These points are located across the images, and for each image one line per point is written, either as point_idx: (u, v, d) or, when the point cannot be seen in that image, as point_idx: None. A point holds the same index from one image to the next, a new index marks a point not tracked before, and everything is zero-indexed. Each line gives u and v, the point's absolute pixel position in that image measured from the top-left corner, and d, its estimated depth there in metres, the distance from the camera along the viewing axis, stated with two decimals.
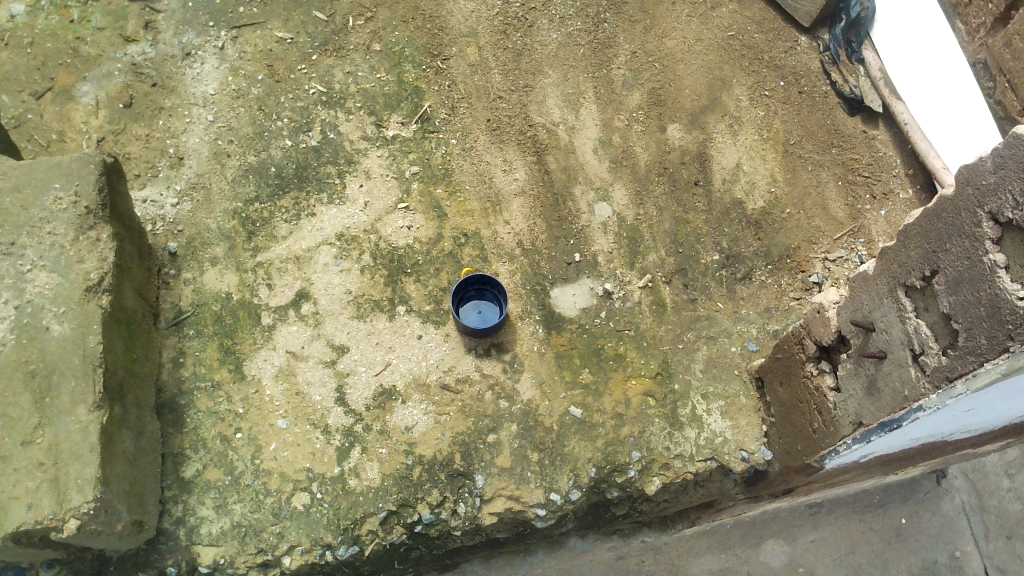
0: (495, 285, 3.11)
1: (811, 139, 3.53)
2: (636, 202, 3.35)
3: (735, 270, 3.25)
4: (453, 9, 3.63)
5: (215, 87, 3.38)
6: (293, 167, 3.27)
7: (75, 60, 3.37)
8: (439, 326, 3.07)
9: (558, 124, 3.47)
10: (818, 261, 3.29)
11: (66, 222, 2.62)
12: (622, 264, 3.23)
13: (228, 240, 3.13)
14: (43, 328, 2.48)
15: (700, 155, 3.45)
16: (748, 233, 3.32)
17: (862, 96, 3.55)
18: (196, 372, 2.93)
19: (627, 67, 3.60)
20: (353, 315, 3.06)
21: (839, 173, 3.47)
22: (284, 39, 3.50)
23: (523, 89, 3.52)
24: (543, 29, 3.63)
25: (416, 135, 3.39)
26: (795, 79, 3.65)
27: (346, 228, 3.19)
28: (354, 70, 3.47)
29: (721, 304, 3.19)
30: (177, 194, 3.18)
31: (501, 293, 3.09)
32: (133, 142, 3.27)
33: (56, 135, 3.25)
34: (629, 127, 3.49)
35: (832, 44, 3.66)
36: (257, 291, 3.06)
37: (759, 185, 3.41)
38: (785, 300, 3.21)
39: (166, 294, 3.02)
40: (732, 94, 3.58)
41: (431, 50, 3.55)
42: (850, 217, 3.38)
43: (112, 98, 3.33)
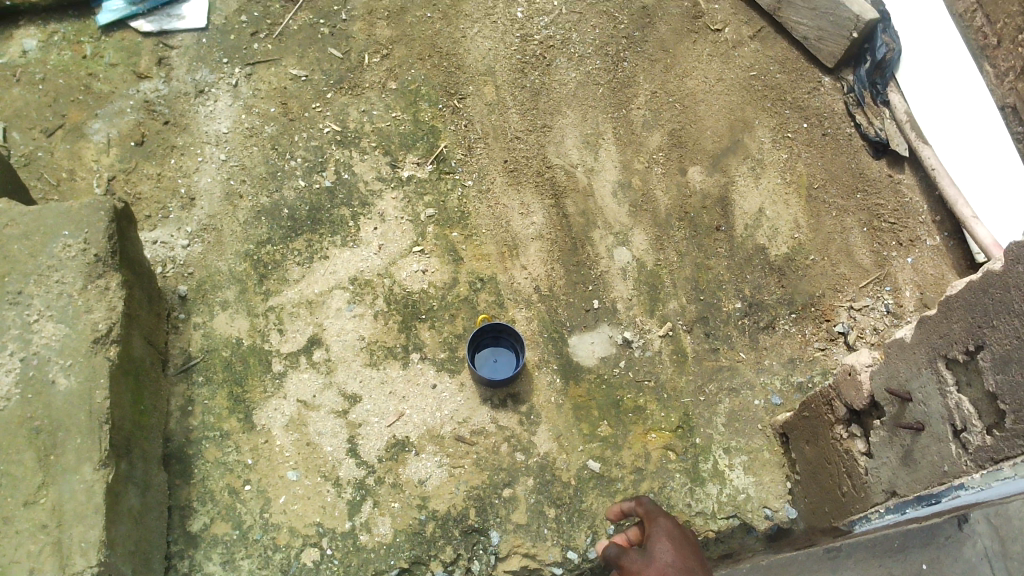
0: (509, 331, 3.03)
1: (836, 183, 3.34)
2: (656, 247, 3.22)
3: (759, 318, 3.12)
4: (470, 47, 3.53)
5: (228, 125, 3.34)
6: (306, 208, 3.23)
7: (87, 96, 3.37)
8: (454, 375, 3.01)
9: (576, 166, 3.33)
10: (843, 310, 3.13)
11: (75, 270, 2.56)
12: (642, 311, 3.13)
13: (239, 283, 3.10)
14: (50, 381, 2.42)
15: (721, 199, 3.30)
16: (771, 280, 3.18)
17: (887, 139, 3.34)
18: (204, 421, 2.90)
19: (647, 107, 3.45)
20: (367, 362, 3.02)
21: (865, 218, 3.28)
22: (298, 77, 3.44)
23: (541, 130, 3.39)
24: (562, 68, 3.50)
25: (431, 176, 3.31)
26: (819, 120, 3.45)
27: (360, 272, 3.14)
28: (369, 109, 3.40)
29: (743, 355, 3.07)
30: (189, 236, 3.16)
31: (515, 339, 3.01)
32: (144, 182, 3.24)
33: (66, 173, 3.24)
34: (649, 169, 3.34)
35: (856, 85, 3.46)
36: (268, 337, 3.03)
37: (783, 230, 3.26)
38: (810, 350, 3.08)
39: (175, 339, 3.00)
40: (754, 135, 3.41)
41: (448, 88, 3.45)
42: (876, 264, 3.21)
43: (124, 135, 3.31)
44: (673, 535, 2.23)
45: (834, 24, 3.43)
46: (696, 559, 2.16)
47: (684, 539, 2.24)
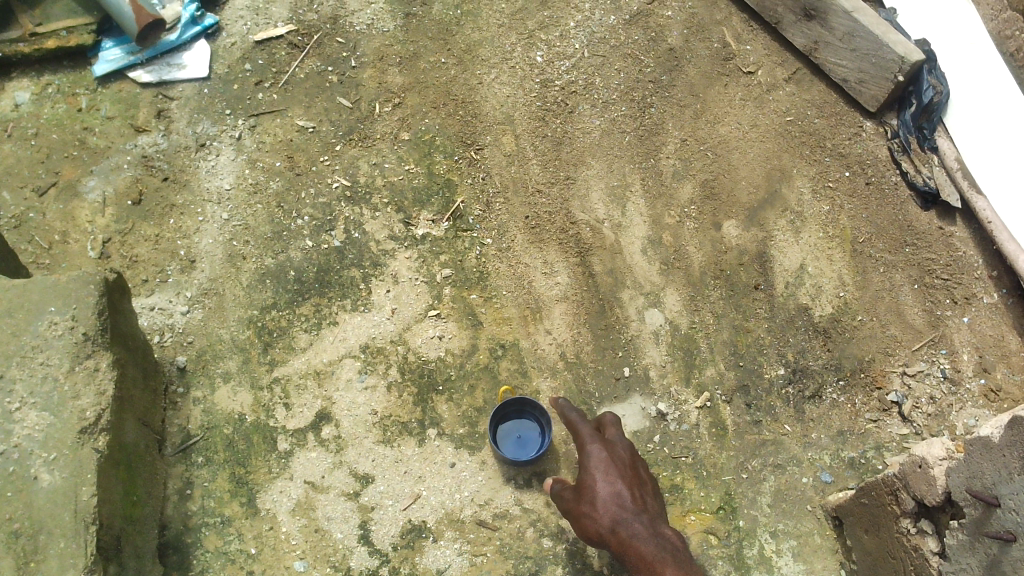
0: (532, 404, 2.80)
1: (882, 236, 3.10)
2: (690, 309, 2.99)
3: (804, 387, 2.88)
4: (487, 94, 3.32)
5: (230, 181, 3.14)
6: (314, 270, 3.02)
7: (82, 152, 3.18)
8: (474, 453, 2.79)
9: (603, 221, 3.11)
10: (895, 376, 2.89)
11: (62, 351, 2.36)
12: (677, 379, 2.89)
13: (242, 353, 2.88)
14: (32, 477, 2.21)
15: (760, 255, 3.07)
16: (816, 343, 2.94)
17: (937, 189, 3.10)
18: (204, 506, 2.67)
19: (677, 156, 3.23)
20: (379, 439, 2.79)
21: (915, 275, 3.04)
22: (305, 128, 3.24)
23: (564, 182, 3.17)
24: (585, 116, 3.28)
25: (447, 233, 3.09)
26: (862, 168, 3.22)
27: (372, 339, 2.92)
28: (381, 162, 3.19)
29: (788, 427, 2.82)
30: (188, 301, 2.95)
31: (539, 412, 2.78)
32: (141, 244, 3.03)
33: (59, 235, 3.03)
34: (681, 224, 3.11)
35: (901, 129, 3.23)
36: (273, 412, 2.81)
37: (827, 289, 3.02)
38: (860, 422, 2.84)
39: (173, 415, 2.78)
40: (793, 186, 3.18)
41: (464, 138, 3.24)
42: (929, 324, 2.96)
43: (121, 193, 3.11)
44: (605, 457, 2.27)
45: (877, 65, 3.21)
46: (634, 489, 2.20)
47: (622, 459, 2.28)
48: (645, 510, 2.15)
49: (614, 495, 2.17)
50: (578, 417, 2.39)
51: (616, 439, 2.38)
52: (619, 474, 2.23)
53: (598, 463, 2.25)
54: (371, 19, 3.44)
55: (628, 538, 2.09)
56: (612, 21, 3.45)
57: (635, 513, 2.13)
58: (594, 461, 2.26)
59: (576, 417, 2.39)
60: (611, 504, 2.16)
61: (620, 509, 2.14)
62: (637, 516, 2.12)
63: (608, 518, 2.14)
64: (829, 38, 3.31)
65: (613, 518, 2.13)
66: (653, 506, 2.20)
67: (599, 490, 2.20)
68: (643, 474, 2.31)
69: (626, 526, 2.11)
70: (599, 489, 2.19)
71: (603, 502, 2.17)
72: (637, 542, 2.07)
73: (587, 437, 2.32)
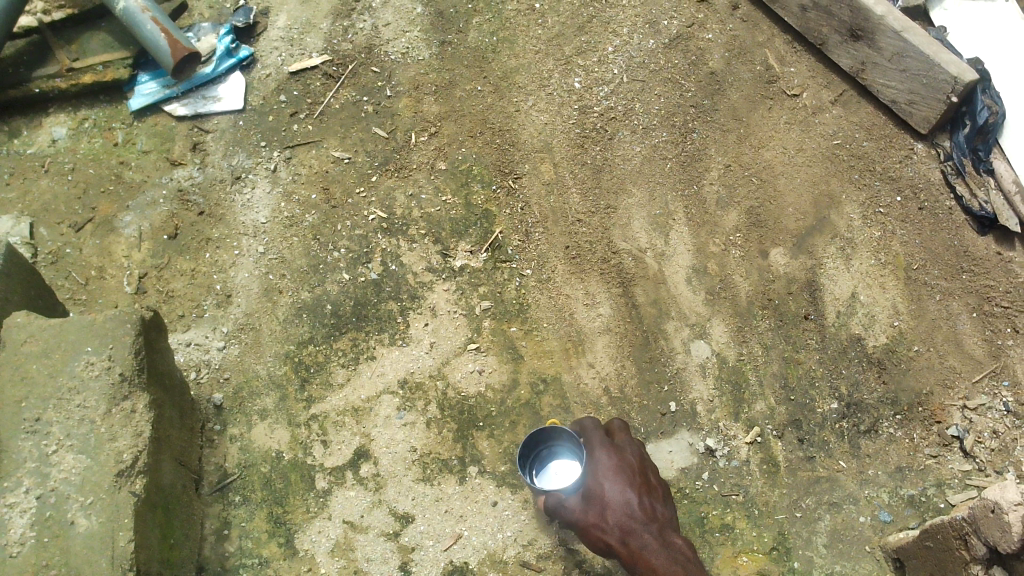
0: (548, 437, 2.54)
1: (937, 262, 2.98)
2: (738, 340, 2.89)
3: (859, 421, 2.76)
4: (525, 121, 3.26)
5: (266, 215, 3.11)
6: (351, 304, 2.96)
7: (118, 186, 3.16)
8: (516, 491, 2.70)
9: (646, 250, 3.03)
10: (955, 410, 2.76)
11: (98, 393, 2.32)
12: (725, 414, 2.79)
13: (279, 389, 2.83)
14: (69, 522, 2.17)
15: (809, 284, 2.97)
16: (870, 375, 2.82)
17: (995, 213, 2.99)
18: (241, 547, 2.61)
19: (721, 182, 3.14)
20: (419, 478, 2.71)
21: (973, 302, 2.92)
22: (341, 159, 3.20)
23: (604, 211, 3.09)
24: (625, 142, 3.21)
25: (486, 265, 3.03)
26: (914, 192, 3.10)
27: (410, 374, 2.86)
28: (417, 192, 3.14)
29: (843, 463, 2.71)
30: (225, 336, 2.90)
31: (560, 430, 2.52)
32: (177, 278, 3.00)
33: (95, 271, 3.01)
34: (726, 252, 3.02)
35: (955, 152, 3.12)
36: (311, 450, 2.75)
37: (880, 318, 2.91)
38: (920, 457, 2.71)
39: (210, 454, 2.73)
40: (842, 211, 3.08)
41: (502, 167, 3.18)
42: (990, 355, 2.83)
43: (157, 228, 3.08)
44: (614, 465, 2.22)
45: (929, 86, 3.10)
46: (642, 494, 2.19)
47: (632, 465, 2.23)
48: (653, 518, 2.15)
49: (625, 504, 2.15)
50: (592, 428, 2.35)
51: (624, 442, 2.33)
52: (630, 483, 2.19)
53: (607, 471, 2.20)
54: (406, 47, 3.41)
55: (638, 550, 2.10)
56: (651, 45, 3.38)
57: (645, 523, 2.13)
58: (602, 469, 2.21)
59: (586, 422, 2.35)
60: (620, 513, 2.14)
61: (630, 520, 2.12)
62: (645, 526, 2.12)
63: (618, 530, 2.12)
64: (877, 59, 3.21)
65: (621, 528, 2.12)
66: (660, 512, 2.19)
67: (610, 500, 2.16)
68: (652, 477, 2.26)
69: (636, 537, 2.11)
70: (609, 499, 2.15)
71: (612, 512, 2.14)
72: (648, 555, 2.09)
73: (596, 443, 2.27)
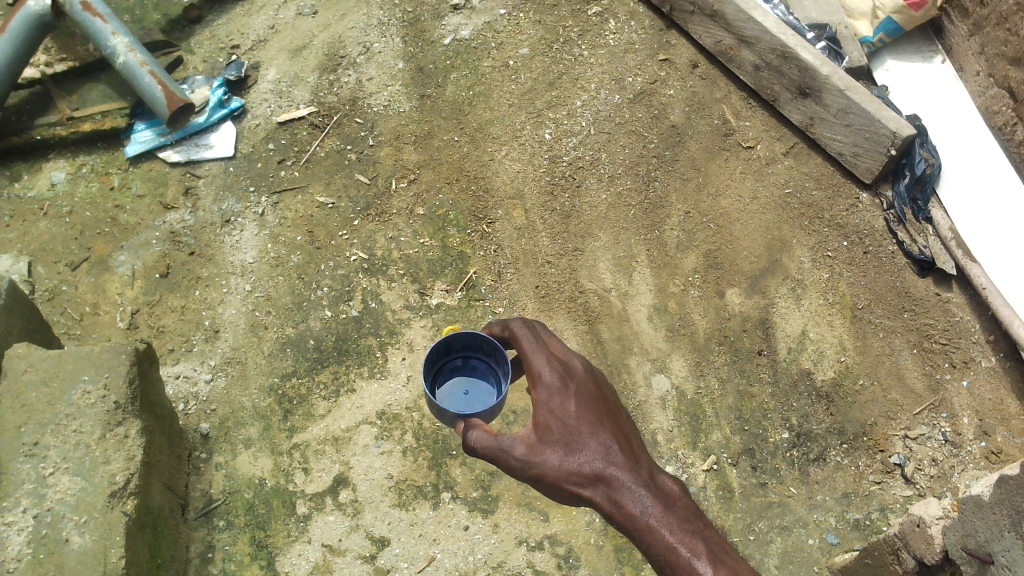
0: (449, 360, 2.01)
1: (881, 302, 3.21)
2: (695, 374, 3.08)
3: (808, 450, 2.96)
4: (498, 169, 3.48)
5: (253, 255, 3.29)
6: (332, 339, 3.14)
7: (113, 228, 3.34)
8: (487, 516, 2.87)
9: (610, 290, 3.23)
10: (897, 439, 2.97)
11: (94, 419, 2.48)
12: (684, 443, 2.96)
13: (263, 420, 2.99)
14: (63, 540, 2.30)
15: (763, 322, 3.18)
16: (818, 407, 3.02)
17: (933, 257, 3.22)
18: (224, 569, 2.74)
19: (681, 228, 3.36)
20: (395, 503, 2.87)
21: (913, 339, 3.14)
22: (325, 204, 3.40)
23: (572, 254, 3.30)
24: (592, 190, 3.44)
25: (460, 303, 3.22)
26: (859, 237, 3.34)
27: (388, 406, 3.03)
28: (397, 235, 3.34)
29: (794, 489, 2.89)
30: (212, 369, 3.07)
31: (469, 346, 2.00)
32: (167, 314, 3.17)
33: (89, 307, 3.17)
34: (685, 292, 3.23)
35: (897, 201, 3.36)
36: (293, 477, 2.90)
37: (828, 354, 3.12)
38: (865, 484, 2.90)
39: (196, 480, 2.87)
40: (793, 255, 3.31)
41: (476, 213, 3.39)
42: (929, 388, 3.05)
43: (149, 267, 3.26)
44: (578, 400, 1.65)
45: (871, 140, 3.35)
46: (619, 437, 1.63)
47: (594, 389, 1.70)
48: (643, 467, 1.61)
49: (604, 452, 1.59)
50: (534, 348, 1.74)
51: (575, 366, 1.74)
52: (599, 414, 1.65)
53: (571, 409, 1.63)
54: (388, 100, 3.64)
55: (634, 509, 1.55)
56: (617, 100, 3.64)
57: (635, 473, 1.57)
58: (563, 406, 1.64)
59: (527, 347, 1.75)
60: (597, 461, 1.58)
61: (616, 472, 1.57)
62: (636, 476, 1.58)
63: (602, 487, 1.56)
64: (824, 114, 3.46)
65: (603, 481, 1.57)
66: (640, 449, 1.67)
67: (581, 449, 1.59)
68: (610, 394, 1.76)
69: (626, 492, 1.56)
70: (580, 448, 1.59)
71: (588, 461, 1.58)
72: (647, 512, 1.54)
73: (541, 377, 1.68)
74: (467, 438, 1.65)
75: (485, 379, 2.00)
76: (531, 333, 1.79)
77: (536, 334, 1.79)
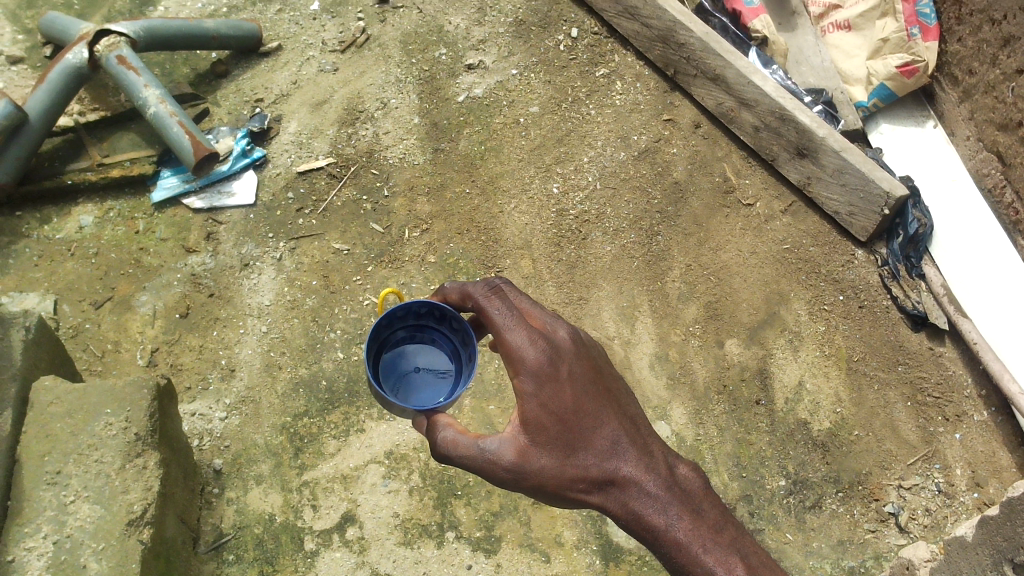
0: (391, 333, 2.13)
1: (875, 355, 3.32)
2: (695, 421, 3.17)
3: (804, 497, 3.03)
4: (507, 221, 3.63)
5: (270, 298, 3.42)
6: (344, 380, 3.25)
7: (136, 269, 3.48)
8: (490, 555, 2.95)
9: (613, 338, 3.33)
10: (891, 489, 3.05)
11: (115, 450, 2.58)
12: None
13: (275, 457, 3.08)
14: (81, 566, 2.39)
15: (761, 372, 3.28)
16: (815, 456, 3.10)
17: (926, 312, 3.36)
18: None
19: (682, 280, 3.49)
20: (401, 541, 2.95)
21: (907, 392, 3.24)
22: (340, 250, 3.54)
23: (577, 302, 3.42)
24: (597, 242, 3.57)
25: None
26: (854, 292, 3.47)
27: (396, 446, 3.12)
28: (408, 282, 3.47)
29: (790, 536, 2.95)
30: (227, 407, 3.17)
31: (411, 318, 2.12)
32: (186, 353, 3.29)
33: (111, 345, 3.29)
34: (686, 341, 3.34)
35: (890, 258, 3.51)
36: (302, 513, 2.98)
37: (824, 405, 3.21)
38: (860, 532, 2.98)
39: (208, 515, 2.96)
40: (790, 308, 3.42)
41: (486, 262, 3.52)
42: (923, 440, 3.14)
43: (170, 307, 3.39)
44: (568, 391, 1.75)
45: (865, 199, 3.49)
46: (620, 434, 1.78)
47: (581, 371, 1.79)
48: (649, 463, 1.76)
49: (609, 456, 1.75)
50: (508, 324, 1.77)
51: (558, 341, 1.80)
52: (592, 406, 1.77)
53: (562, 404, 1.73)
54: (403, 153, 3.80)
55: (645, 513, 1.72)
56: (622, 157, 3.80)
57: (640, 477, 1.74)
58: (553, 400, 1.73)
59: (503, 324, 1.78)
60: (603, 468, 1.73)
61: (623, 476, 1.73)
62: (643, 479, 1.74)
63: (613, 498, 1.73)
64: (820, 174, 3.61)
65: (609, 487, 1.73)
66: (641, 433, 1.82)
67: (585, 457, 1.73)
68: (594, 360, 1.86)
69: (634, 496, 1.73)
70: (585, 457, 1.73)
71: (591, 469, 1.73)
72: (656, 512, 1.71)
73: (527, 366, 1.73)
74: (451, 449, 1.76)
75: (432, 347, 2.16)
76: (500, 304, 1.82)
77: (508, 304, 1.81)
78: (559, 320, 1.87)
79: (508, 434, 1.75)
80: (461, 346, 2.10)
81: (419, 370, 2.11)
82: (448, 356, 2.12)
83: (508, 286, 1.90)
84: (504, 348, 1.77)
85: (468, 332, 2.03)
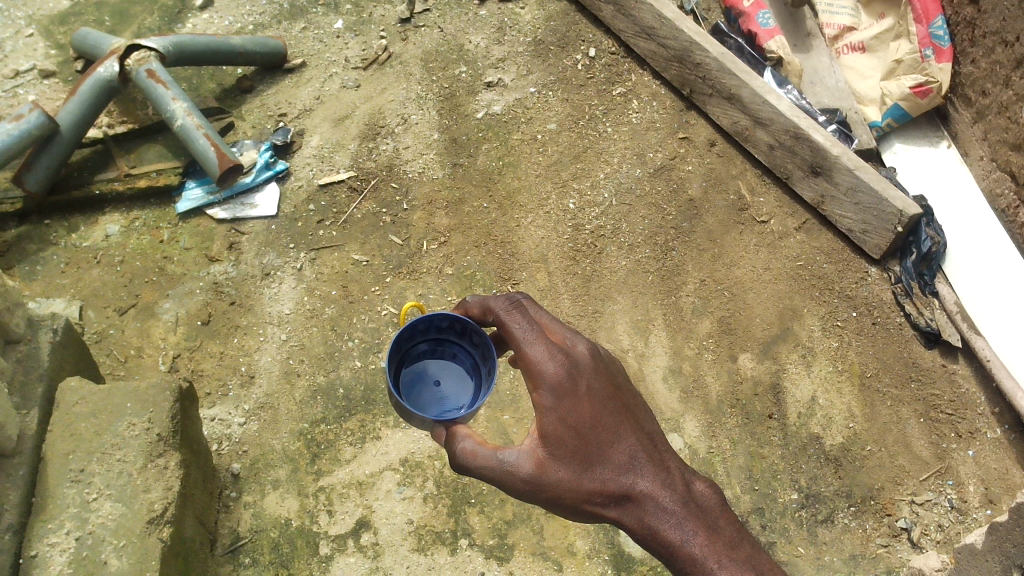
0: (412, 345, 2.18)
1: (888, 372, 3.34)
2: (708, 434, 3.19)
3: (816, 511, 3.04)
4: (525, 234, 3.68)
5: (291, 307, 3.48)
6: (361, 389, 3.30)
7: (160, 277, 3.56)
8: (502, 563, 2.97)
9: (627, 351, 3.36)
10: (904, 504, 3.06)
11: (137, 449, 2.63)
12: None
13: (292, 462, 3.12)
14: (102, 562, 2.43)
15: (774, 387, 3.30)
16: (827, 471, 3.12)
17: (939, 329, 3.37)
18: None
19: (697, 294, 3.53)
20: (414, 547, 2.98)
21: (920, 409, 3.25)
22: (360, 261, 3.61)
23: (591, 315, 3.45)
24: (613, 256, 3.62)
25: None
26: (868, 309, 3.49)
27: (411, 454, 3.16)
28: (425, 292, 3.53)
29: (802, 549, 2.96)
30: (246, 413, 3.22)
31: (431, 331, 2.17)
32: (206, 360, 3.35)
33: (134, 350, 3.36)
34: (699, 355, 3.37)
35: (904, 275, 3.53)
36: (317, 518, 3.02)
37: (837, 420, 3.23)
38: (872, 546, 2.98)
39: (225, 518, 3.00)
40: (804, 324, 3.45)
41: (502, 274, 3.57)
42: (936, 456, 3.16)
43: (192, 314, 3.46)
44: (587, 405, 1.78)
45: (878, 218, 3.53)
46: (637, 450, 1.81)
47: (599, 386, 1.82)
48: (666, 479, 1.79)
49: (626, 472, 1.78)
50: (529, 338, 1.80)
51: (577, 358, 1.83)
52: (610, 422, 1.80)
53: (581, 418, 1.76)
54: (422, 167, 3.87)
55: (662, 529, 1.75)
56: (638, 173, 3.85)
57: (658, 493, 1.77)
58: (572, 414, 1.77)
59: (523, 341, 1.81)
60: (622, 484, 1.77)
61: (640, 492, 1.76)
62: (660, 493, 1.77)
63: (630, 512, 1.77)
64: (834, 192, 3.65)
65: (625, 502, 1.77)
66: (657, 447, 1.85)
67: (604, 471, 1.77)
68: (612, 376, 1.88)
69: (652, 512, 1.76)
70: (603, 472, 1.76)
71: (610, 483, 1.76)
72: (673, 528, 1.75)
73: (545, 383, 1.76)
74: (469, 457, 1.80)
75: (452, 361, 2.20)
76: (520, 317, 1.85)
77: (529, 321, 1.84)
78: (579, 335, 1.90)
79: (526, 447, 1.79)
80: (480, 360, 2.12)
81: (439, 383, 2.15)
82: (468, 372, 2.15)
83: (526, 301, 1.94)
84: (524, 361, 1.80)
85: (488, 346, 2.05)
